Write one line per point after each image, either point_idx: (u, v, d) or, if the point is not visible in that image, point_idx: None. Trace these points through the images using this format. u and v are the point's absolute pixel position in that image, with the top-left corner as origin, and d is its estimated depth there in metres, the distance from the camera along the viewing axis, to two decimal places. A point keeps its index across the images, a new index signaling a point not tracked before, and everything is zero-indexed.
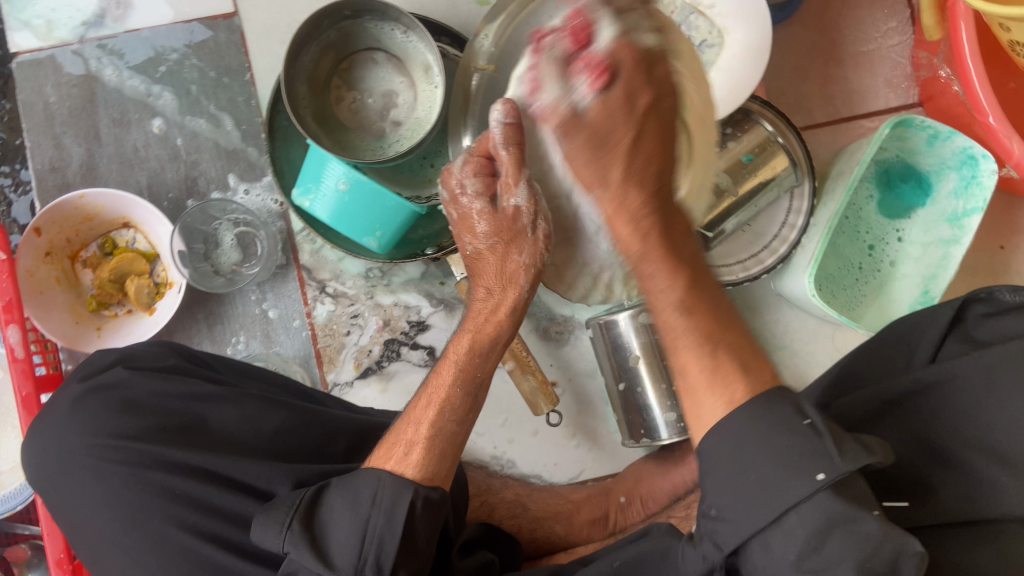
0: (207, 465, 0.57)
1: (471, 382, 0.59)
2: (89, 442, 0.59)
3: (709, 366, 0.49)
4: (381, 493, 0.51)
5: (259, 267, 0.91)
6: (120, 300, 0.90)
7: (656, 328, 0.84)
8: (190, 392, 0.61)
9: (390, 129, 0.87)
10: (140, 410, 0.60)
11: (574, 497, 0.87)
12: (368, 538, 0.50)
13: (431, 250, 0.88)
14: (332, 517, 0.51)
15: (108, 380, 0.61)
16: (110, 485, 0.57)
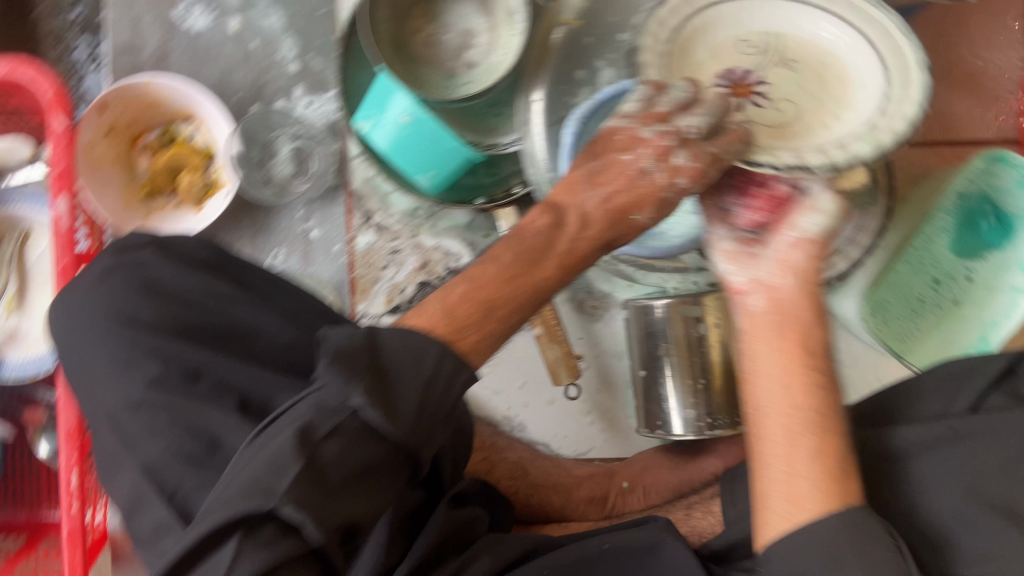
0: (213, 366, 0.57)
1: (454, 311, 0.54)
2: (106, 316, 0.60)
3: (813, 483, 0.53)
4: (442, 362, 0.49)
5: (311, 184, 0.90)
6: (172, 191, 0.89)
7: (695, 322, 0.81)
8: (219, 291, 0.62)
9: (463, 70, 0.84)
10: (164, 296, 0.61)
11: (577, 472, 0.85)
12: (424, 412, 0.47)
13: (482, 201, 0.87)
14: (391, 368, 0.48)
15: (139, 260, 0.63)
16: (120, 367, 0.58)
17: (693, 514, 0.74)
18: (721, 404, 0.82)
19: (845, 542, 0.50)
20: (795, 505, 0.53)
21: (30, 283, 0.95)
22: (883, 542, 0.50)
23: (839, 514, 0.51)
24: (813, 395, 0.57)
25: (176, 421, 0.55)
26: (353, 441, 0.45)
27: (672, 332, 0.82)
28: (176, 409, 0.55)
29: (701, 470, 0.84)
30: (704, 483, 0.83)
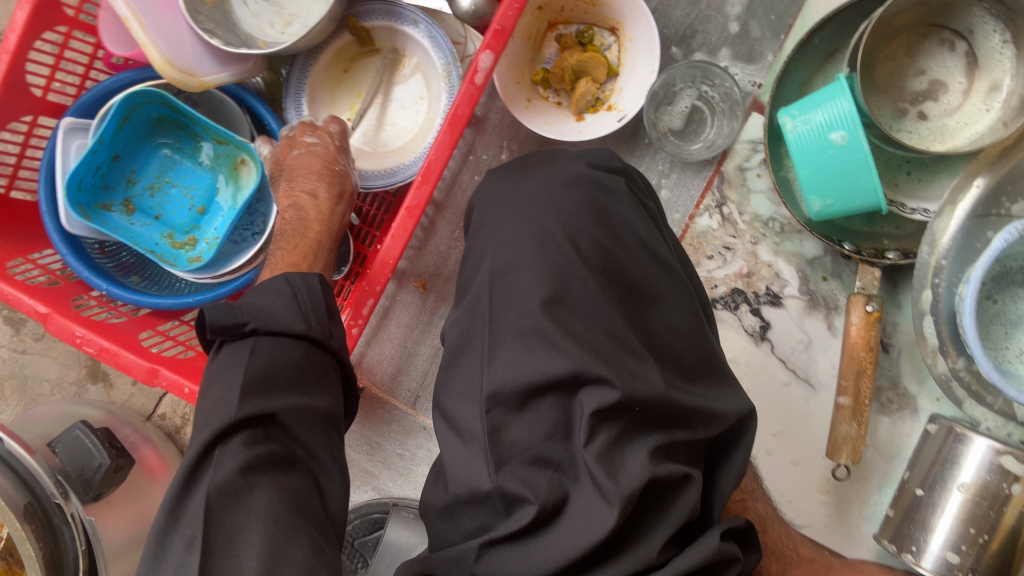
0: (614, 328, 0.59)
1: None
2: (551, 215, 0.63)
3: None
4: (297, 279, 0.63)
5: (700, 147, 0.87)
6: (560, 89, 0.88)
7: (1010, 479, 0.74)
8: (652, 248, 0.64)
9: (911, 117, 0.80)
10: (607, 226, 0.64)
11: (802, 550, 0.81)
12: (298, 303, 0.61)
13: (848, 247, 0.82)
14: (251, 297, 0.61)
15: (610, 183, 0.66)
16: (543, 265, 0.61)
17: None
18: (989, 567, 0.74)
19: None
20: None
21: (379, 103, 0.96)
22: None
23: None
24: None
25: (571, 345, 0.57)
26: (328, 315, 0.64)
27: (977, 474, 0.76)
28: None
29: None
30: None
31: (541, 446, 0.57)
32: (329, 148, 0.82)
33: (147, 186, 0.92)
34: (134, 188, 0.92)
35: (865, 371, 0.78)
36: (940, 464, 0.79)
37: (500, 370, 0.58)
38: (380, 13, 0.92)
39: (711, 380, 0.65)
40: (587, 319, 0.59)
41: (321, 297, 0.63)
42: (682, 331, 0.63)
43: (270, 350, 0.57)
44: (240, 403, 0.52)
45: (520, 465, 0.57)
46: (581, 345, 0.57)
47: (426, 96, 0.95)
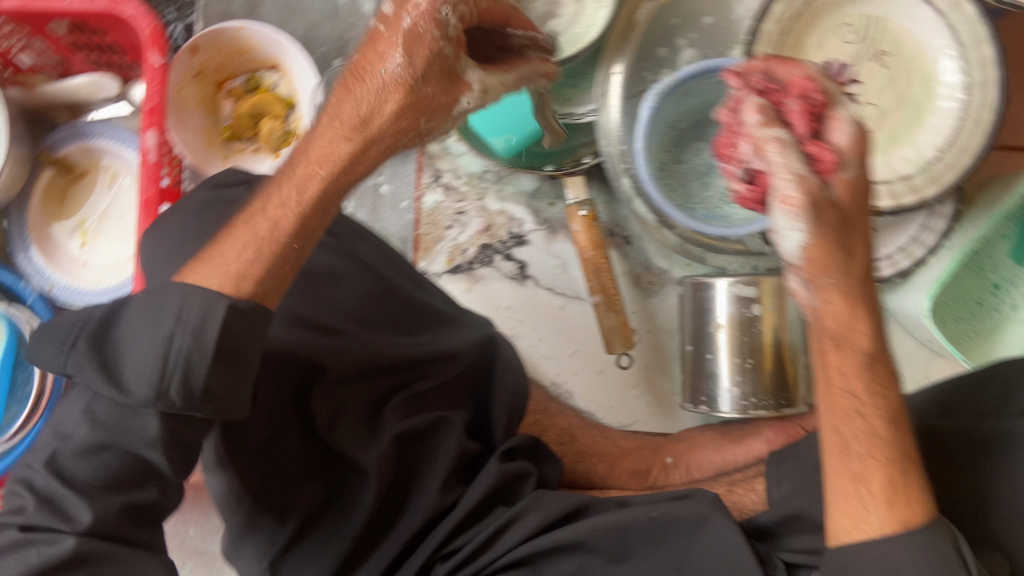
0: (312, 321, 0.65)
1: (307, 234, 0.51)
2: (194, 246, 0.60)
3: (869, 499, 0.50)
4: (186, 309, 0.45)
5: None
6: (251, 137, 0.93)
7: (748, 303, 0.80)
8: (304, 237, 0.68)
9: (545, 39, 0.85)
10: None
11: (623, 443, 0.87)
12: (171, 355, 0.44)
13: (551, 168, 0.89)
14: (123, 340, 0.46)
15: (229, 196, 0.65)
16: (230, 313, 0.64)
17: (734, 492, 0.77)
18: (767, 384, 0.81)
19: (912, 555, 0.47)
20: (856, 480, 0.50)
21: (105, 217, 0.98)
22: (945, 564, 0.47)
23: (907, 532, 0.48)
24: (876, 434, 0.51)
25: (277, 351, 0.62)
26: (242, 363, 0.47)
27: (727, 311, 0.81)
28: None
29: (747, 452, 0.83)
30: (750, 463, 0.82)
31: (303, 449, 0.62)
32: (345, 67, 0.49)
33: None
34: None
35: (602, 266, 0.84)
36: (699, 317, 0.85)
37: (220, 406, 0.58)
38: (70, 138, 0.96)
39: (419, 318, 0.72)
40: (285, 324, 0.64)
41: (231, 340, 0.46)
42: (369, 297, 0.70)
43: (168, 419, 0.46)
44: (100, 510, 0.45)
45: (289, 477, 0.60)
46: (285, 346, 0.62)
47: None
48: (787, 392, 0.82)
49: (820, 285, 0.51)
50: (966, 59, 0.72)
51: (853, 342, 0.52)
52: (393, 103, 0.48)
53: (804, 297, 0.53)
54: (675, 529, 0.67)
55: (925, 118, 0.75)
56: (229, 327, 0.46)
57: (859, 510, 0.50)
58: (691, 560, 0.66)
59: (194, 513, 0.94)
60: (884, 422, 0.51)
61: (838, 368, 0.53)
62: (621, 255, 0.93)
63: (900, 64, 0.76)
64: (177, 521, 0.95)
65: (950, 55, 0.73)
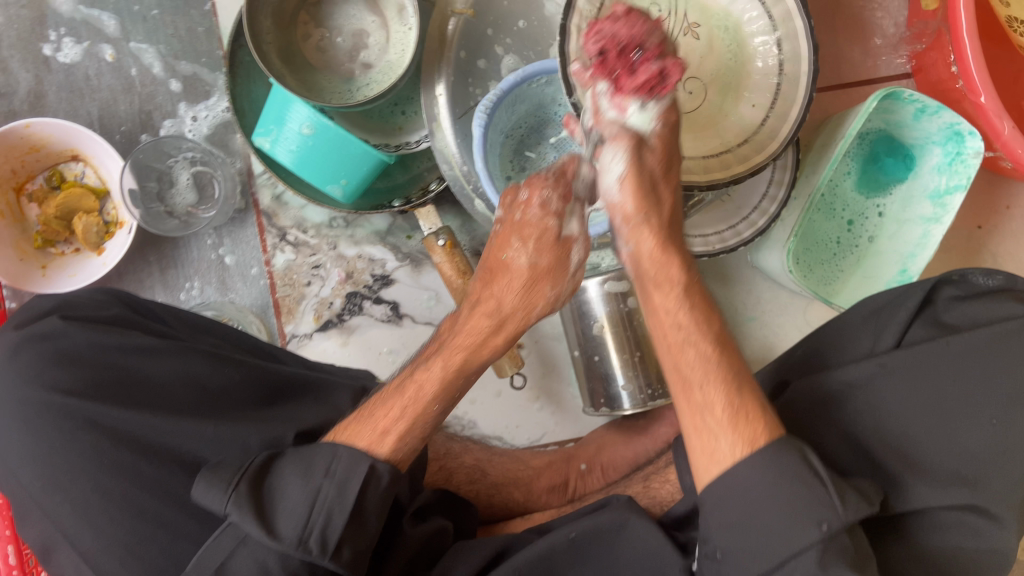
0: (150, 438, 0.54)
1: (447, 399, 0.56)
2: (24, 387, 0.56)
3: (715, 426, 0.51)
4: (336, 463, 0.50)
5: (215, 211, 0.86)
6: (66, 238, 0.85)
7: (623, 297, 0.80)
8: (133, 344, 0.58)
9: (359, 72, 0.83)
10: (78, 363, 0.56)
11: (534, 462, 0.85)
12: (317, 507, 0.49)
13: (398, 204, 0.85)
14: (281, 485, 0.50)
15: (43, 330, 0.57)
16: (81, 455, 0.54)
17: (651, 486, 0.76)
18: (659, 371, 0.81)
19: (775, 483, 0.48)
20: (699, 411, 0.52)
21: None
22: (801, 481, 0.49)
23: (755, 453, 0.49)
24: (710, 359, 0.53)
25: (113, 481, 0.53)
26: (364, 523, 0.51)
27: (605, 310, 0.80)
28: (137, 465, 0.53)
29: (654, 439, 0.85)
30: (659, 451, 0.84)
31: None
32: (541, 220, 0.55)
33: None
34: None
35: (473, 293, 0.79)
36: (580, 320, 0.82)
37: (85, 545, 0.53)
38: None
39: (307, 390, 0.63)
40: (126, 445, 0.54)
41: (364, 503, 0.50)
42: (239, 379, 0.59)
43: (253, 558, 0.48)
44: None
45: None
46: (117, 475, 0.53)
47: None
48: None
49: (632, 222, 0.56)
50: (771, 15, 0.72)
51: (668, 280, 0.55)
52: (545, 290, 0.55)
53: (626, 246, 0.57)
54: (599, 544, 0.67)
55: (746, 81, 0.75)
56: (365, 488, 0.51)
57: (713, 442, 0.51)
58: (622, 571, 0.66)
59: None
60: (708, 350, 0.53)
61: (663, 306, 0.55)
62: None
63: (710, 33, 0.75)
64: None
65: (756, 17, 0.73)
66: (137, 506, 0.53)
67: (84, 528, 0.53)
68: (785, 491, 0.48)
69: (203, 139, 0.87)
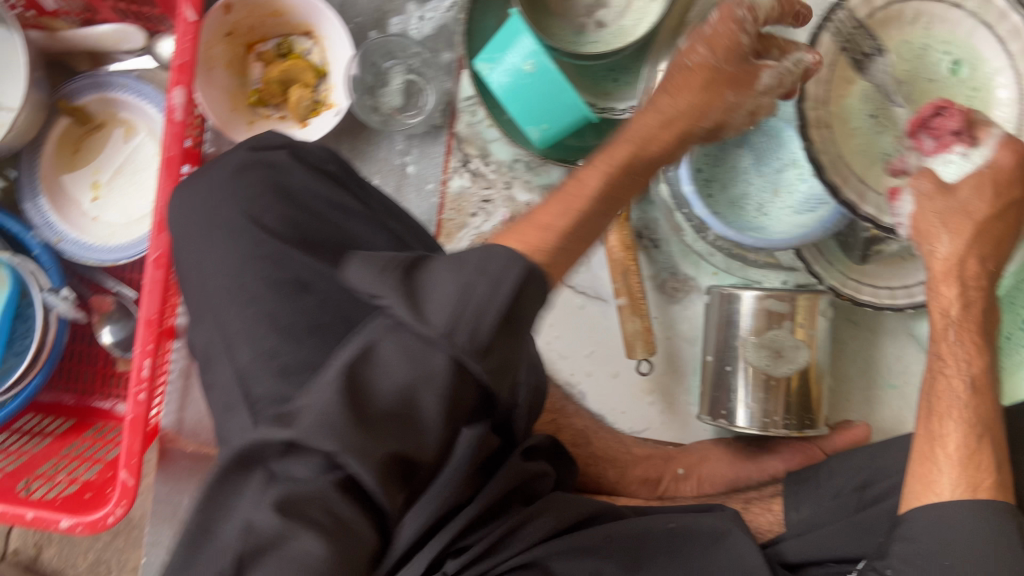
0: (329, 292, 0.56)
1: (605, 205, 0.57)
2: (234, 206, 0.60)
3: (943, 463, 0.62)
4: (490, 262, 0.43)
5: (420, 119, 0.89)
6: (277, 103, 0.89)
7: (778, 318, 0.79)
8: (341, 205, 0.61)
9: (592, 28, 0.84)
10: (290, 200, 0.60)
11: (636, 451, 0.85)
12: (462, 302, 0.42)
13: (585, 163, 0.86)
14: (434, 278, 0.44)
15: (269, 159, 0.62)
16: (261, 283, 0.57)
17: (750, 509, 0.77)
18: (792, 403, 0.79)
19: (990, 538, 0.57)
20: (932, 446, 0.64)
21: (119, 172, 0.96)
22: (1002, 532, 0.58)
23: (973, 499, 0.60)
24: (972, 430, 0.64)
25: (283, 328, 0.54)
26: (513, 333, 0.44)
27: (754, 323, 0.79)
28: (308, 310, 0.55)
29: (761, 468, 0.83)
30: (762, 481, 0.82)
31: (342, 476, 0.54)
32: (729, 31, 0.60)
33: None
34: None
35: (630, 268, 0.82)
36: (724, 328, 0.82)
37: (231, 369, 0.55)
38: (88, 87, 0.94)
39: None
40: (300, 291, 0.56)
41: (518, 308, 0.44)
42: None
43: (404, 350, 0.42)
44: (334, 417, 0.41)
45: None
46: (292, 318, 0.55)
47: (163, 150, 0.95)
48: (812, 413, 0.79)
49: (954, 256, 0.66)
50: None
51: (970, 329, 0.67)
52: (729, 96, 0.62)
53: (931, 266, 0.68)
54: (693, 544, 0.66)
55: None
56: (521, 291, 0.44)
57: (934, 471, 0.62)
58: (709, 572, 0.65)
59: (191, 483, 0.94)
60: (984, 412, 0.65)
61: (954, 353, 0.67)
62: (647, 259, 0.90)
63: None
64: (173, 489, 0.94)
65: None
66: (298, 343, 0.54)
67: (241, 351, 0.55)
68: (981, 537, 0.58)
69: (425, 42, 0.90)
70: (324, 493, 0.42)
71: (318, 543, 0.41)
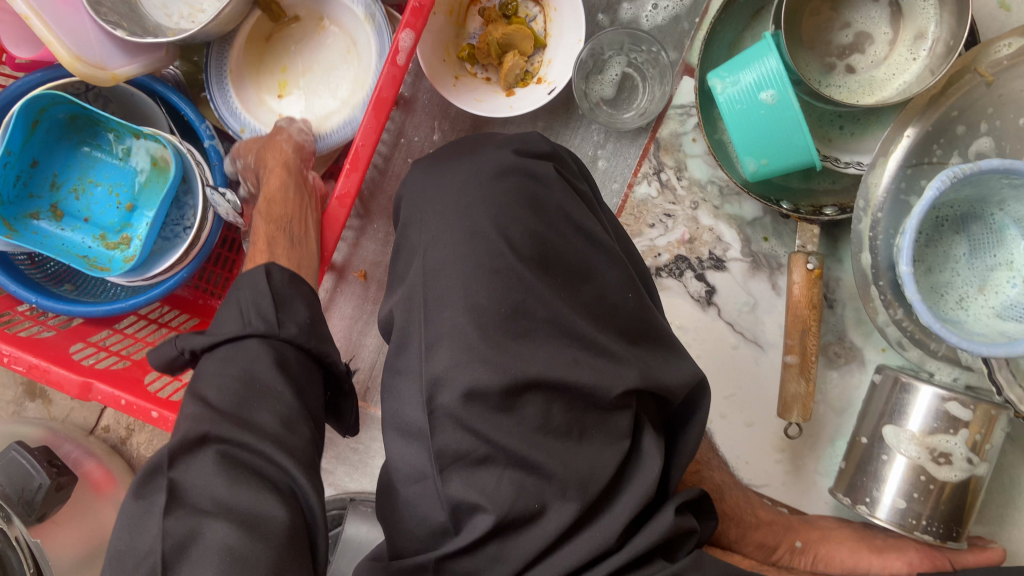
0: (556, 316, 0.55)
1: None
2: (484, 206, 0.58)
3: None
4: (248, 275, 0.65)
5: (636, 118, 0.85)
6: (487, 64, 0.86)
7: (954, 423, 0.75)
8: (589, 229, 0.60)
9: (839, 71, 0.81)
10: (543, 212, 0.59)
11: (761, 513, 0.82)
12: (244, 305, 0.62)
13: (786, 206, 0.82)
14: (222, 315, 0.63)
15: (534, 168, 0.60)
16: (497, 292, 0.55)
17: None
18: (943, 512, 0.75)
19: None
20: None
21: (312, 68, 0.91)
22: None
23: None
24: None
25: (506, 346, 0.54)
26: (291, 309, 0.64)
27: (925, 420, 0.76)
28: (530, 331, 0.55)
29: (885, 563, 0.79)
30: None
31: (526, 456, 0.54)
32: None
33: (70, 190, 0.87)
34: (58, 193, 0.87)
35: (810, 328, 0.78)
36: (889, 415, 0.79)
37: (441, 365, 0.55)
38: None
39: (667, 350, 0.62)
40: (530, 312, 0.55)
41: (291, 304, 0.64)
42: (636, 310, 0.60)
43: (225, 363, 0.58)
44: (196, 416, 0.54)
45: (464, 467, 0.55)
46: (516, 337, 0.55)
47: (353, 51, 0.90)
48: (960, 526, 0.76)
49: None
50: None
51: None
52: None
53: None
54: None
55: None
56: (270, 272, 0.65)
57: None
58: None
59: None
60: None
61: None
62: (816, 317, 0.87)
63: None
64: None
65: None
66: (517, 360, 0.54)
67: (455, 350, 0.54)
68: None
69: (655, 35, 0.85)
70: (212, 505, 0.48)
71: (231, 529, 0.47)
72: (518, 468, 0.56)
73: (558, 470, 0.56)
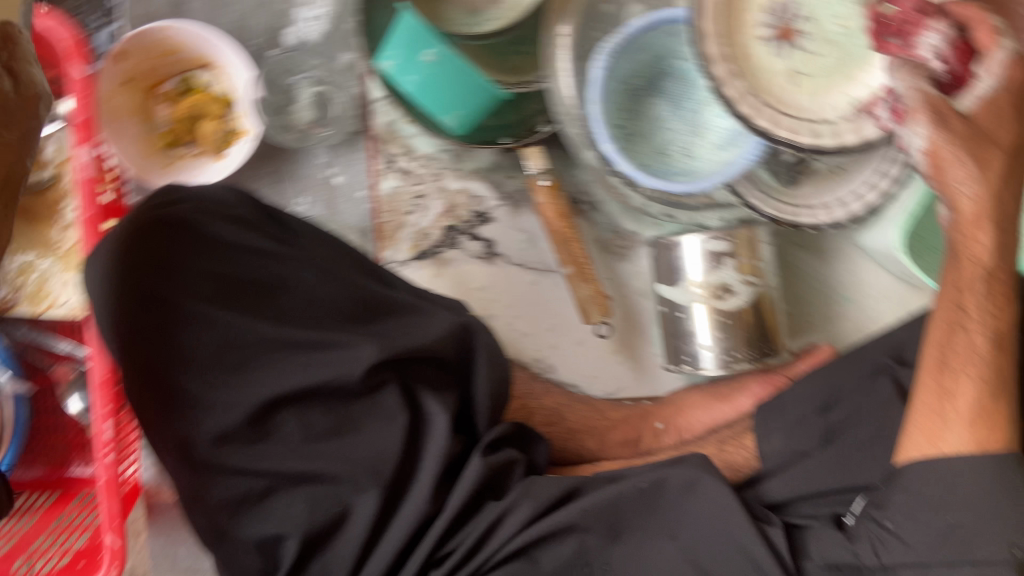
0: (264, 334, 0.59)
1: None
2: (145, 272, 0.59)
3: (953, 416, 0.61)
4: None
5: (332, 131, 0.90)
6: (192, 141, 0.88)
7: (720, 258, 0.79)
8: (260, 244, 0.63)
9: (485, 5, 0.84)
10: (209, 251, 0.61)
11: (611, 414, 0.86)
12: None
13: (506, 140, 0.83)
14: None
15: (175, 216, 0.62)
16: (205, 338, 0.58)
17: (725, 451, 0.78)
18: (750, 337, 0.80)
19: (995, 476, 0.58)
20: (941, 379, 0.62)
21: None
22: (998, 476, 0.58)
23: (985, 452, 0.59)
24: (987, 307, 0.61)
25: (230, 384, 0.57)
26: None
27: (701, 267, 0.80)
28: (248, 360, 0.58)
29: (734, 407, 0.84)
30: (736, 418, 0.83)
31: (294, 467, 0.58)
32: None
33: None
34: None
35: (570, 237, 0.83)
36: (671, 275, 0.82)
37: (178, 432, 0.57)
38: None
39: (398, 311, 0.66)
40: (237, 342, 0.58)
41: None
42: (343, 293, 0.64)
43: None
44: None
45: (250, 509, 0.57)
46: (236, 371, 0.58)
47: None
48: (768, 342, 0.81)
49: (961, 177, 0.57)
50: None
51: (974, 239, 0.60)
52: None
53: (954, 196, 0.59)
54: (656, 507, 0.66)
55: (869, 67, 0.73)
56: None
57: (939, 424, 0.62)
58: (689, 525, 0.66)
59: (189, 529, 0.94)
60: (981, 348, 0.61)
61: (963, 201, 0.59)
62: (587, 223, 0.91)
63: (821, 32, 0.75)
64: (170, 540, 0.94)
65: None
66: (246, 390, 0.57)
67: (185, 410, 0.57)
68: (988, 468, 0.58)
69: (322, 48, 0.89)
70: None
71: None
72: (303, 484, 0.58)
73: (340, 469, 0.59)
